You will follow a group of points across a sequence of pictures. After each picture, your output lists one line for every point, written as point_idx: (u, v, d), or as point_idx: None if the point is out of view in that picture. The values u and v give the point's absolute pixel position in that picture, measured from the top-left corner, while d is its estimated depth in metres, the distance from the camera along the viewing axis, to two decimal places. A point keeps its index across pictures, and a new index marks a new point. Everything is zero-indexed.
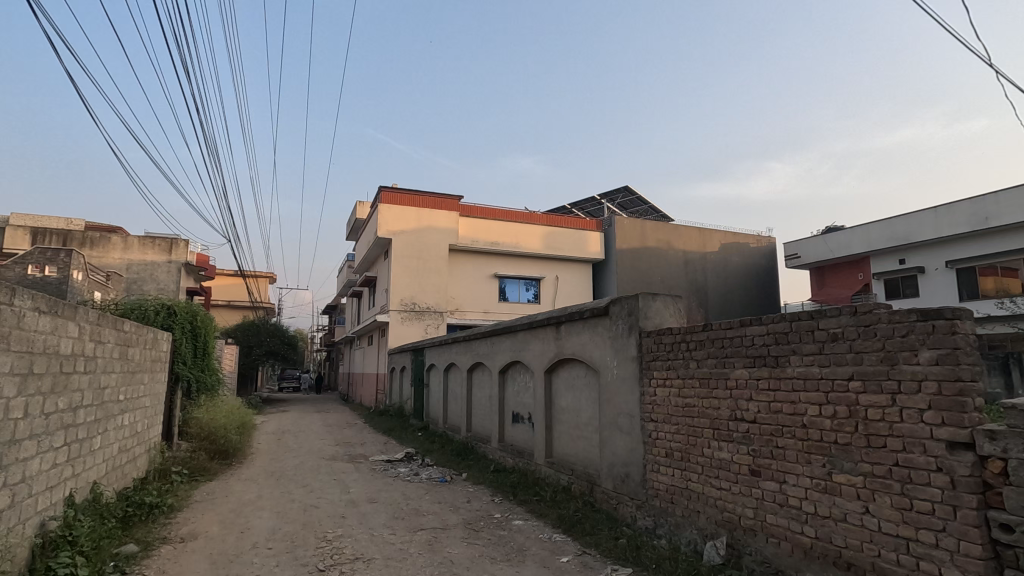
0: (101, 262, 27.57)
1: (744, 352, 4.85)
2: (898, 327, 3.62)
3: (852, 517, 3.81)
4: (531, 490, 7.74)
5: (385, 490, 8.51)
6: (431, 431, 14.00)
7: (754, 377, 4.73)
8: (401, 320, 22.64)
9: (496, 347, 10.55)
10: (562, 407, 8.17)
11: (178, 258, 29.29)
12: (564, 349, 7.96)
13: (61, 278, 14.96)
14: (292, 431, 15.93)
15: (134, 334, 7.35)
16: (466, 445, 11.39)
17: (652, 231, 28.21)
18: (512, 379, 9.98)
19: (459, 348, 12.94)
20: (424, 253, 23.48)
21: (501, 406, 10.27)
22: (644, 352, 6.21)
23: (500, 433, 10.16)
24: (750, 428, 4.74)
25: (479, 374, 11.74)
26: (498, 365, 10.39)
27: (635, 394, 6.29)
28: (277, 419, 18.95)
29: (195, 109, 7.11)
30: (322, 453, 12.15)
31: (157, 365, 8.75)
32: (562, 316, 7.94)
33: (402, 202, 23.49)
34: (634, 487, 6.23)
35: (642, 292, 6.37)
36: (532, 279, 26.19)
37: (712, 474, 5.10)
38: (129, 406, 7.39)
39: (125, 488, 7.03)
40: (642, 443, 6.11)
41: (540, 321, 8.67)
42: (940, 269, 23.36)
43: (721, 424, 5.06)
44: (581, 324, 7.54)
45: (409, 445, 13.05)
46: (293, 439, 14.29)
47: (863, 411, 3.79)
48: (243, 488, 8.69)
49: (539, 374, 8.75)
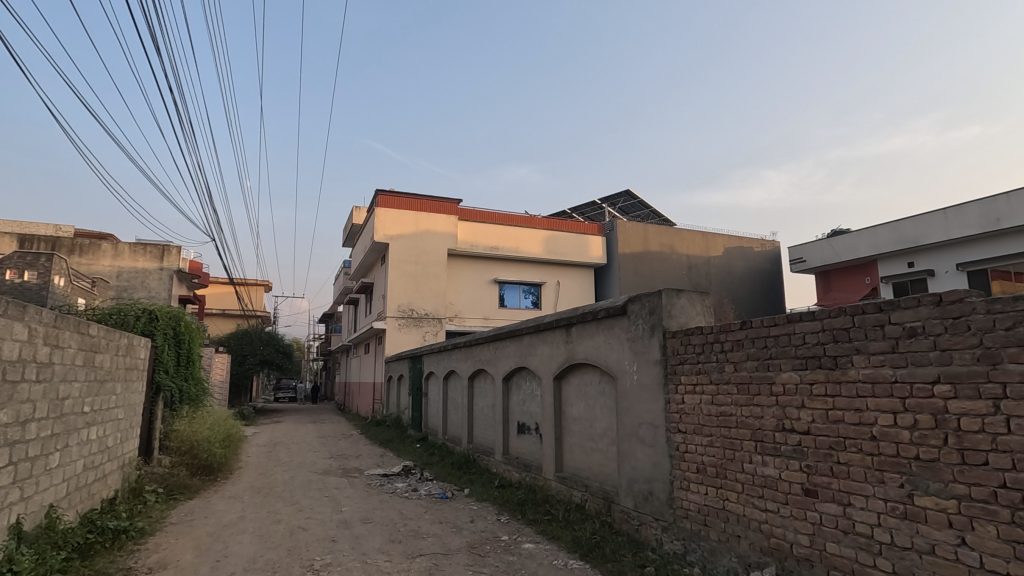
0: (90, 269, 26.92)
1: (792, 352, 4.20)
2: (1000, 319, 2.98)
3: (942, 550, 3.15)
4: (540, 509, 7.04)
5: (380, 509, 7.80)
6: (429, 443, 13.29)
7: (806, 382, 4.07)
8: (398, 327, 21.96)
9: (500, 352, 9.89)
10: (573, 417, 7.50)
11: (170, 265, 28.59)
12: (575, 354, 7.31)
13: (41, 283, 14.29)
14: (284, 443, 15.19)
15: (102, 339, 6.67)
16: (467, 458, 10.69)
17: (655, 235, 27.61)
18: (517, 387, 9.31)
19: (459, 355, 12.27)
20: (422, 258, 22.84)
21: (505, 416, 9.60)
22: (668, 354, 5.57)
23: (504, 446, 9.47)
24: (802, 440, 4.07)
25: (481, 382, 11.06)
26: (502, 372, 9.72)
27: (659, 401, 5.62)
28: (270, 430, 18.17)
29: (169, 87, 6.52)
30: (314, 467, 11.41)
31: (133, 373, 8.06)
32: (572, 317, 7.29)
33: (399, 205, 22.88)
34: (659, 506, 5.54)
35: (665, 288, 5.72)
36: (532, 285, 25.58)
37: (755, 494, 4.43)
38: (98, 418, 6.69)
39: (91, 511, 6.31)
40: (669, 457, 5.44)
41: (549, 323, 8.00)
42: (950, 272, 22.70)
43: (765, 436, 4.39)
44: (594, 325, 6.90)
45: (406, 458, 12.35)
46: (284, 451, 13.55)
47: (954, 421, 3.14)
48: (225, 508, 7.96)
49: (547, 382, 8.08)
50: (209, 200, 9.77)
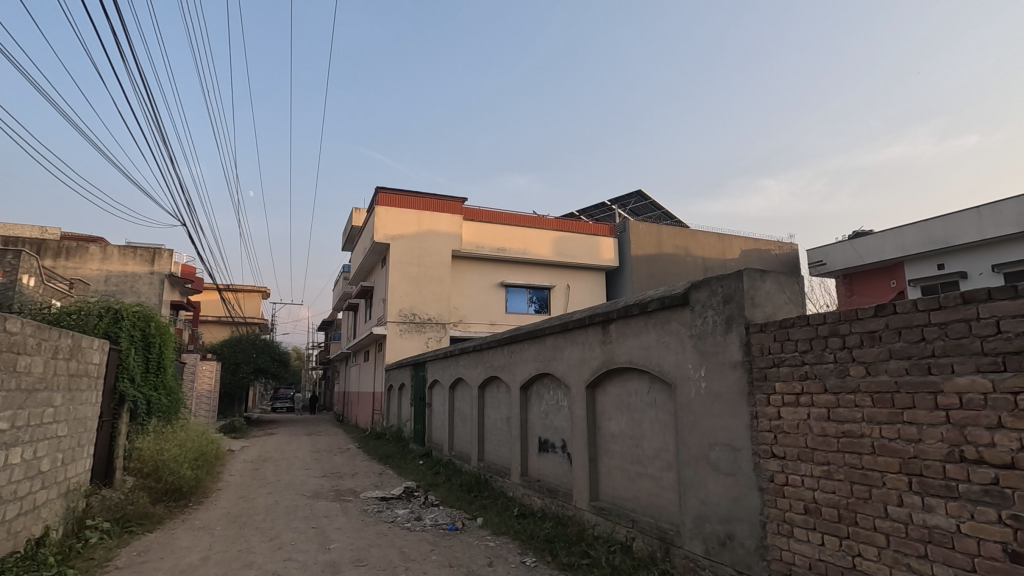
0: (77, 272, 25.62)
1: (976, 347, 2.87)
2: None
3: None
4: (575, 549, 5.69)
5: (376, 546, 6.39)
6: (434, 461, 11.90)
7: (1003, 392, 2.74)
8: (399, 332, 20.62)
9: (516, 356, 8.56)
10: (611, 434, 6.17)
11: (161, 269, 27.27)
12: (616, 358, 5.97)
13: (9, 283, 12.97)
14: (273, 458, 13.81)
15: (28, 339, 5.35)
16: (477, 478, 9.33)
17: (669, 237, 26.29)
18: (538, 397, 7.97)
19: (468, 361, 10.91)
20: (424, 260, 21.56)
21: (524, 431, 8.28)
22: (755, 353, 4.23)
23: (523, 466, 8.13)
24: (1000, 478, 2.73)
25: (493, 391, 9.73)
26: (519, 380, 8.38)
27: (743, 416, 4.28)
28: (261, 444, 16.81)
29: (105, 16, 5.17)
30: (303, 488, 10.02)
31: (82, 382, 6.73)
32: (613, 312, 5.97)
33: (401, 203, 21.62)
34: (743, 555, 4.19)
35: (746, 268, 4.40)
36: (541, 289, 24.26)
37: (910, 553, 3.09)
38: (23, 437, 5.35)
39: (7, 557, 4.94)
40: (758, 491, 4.09)
41: (580, 321, 6.68)
42: (985, 274, 21.16)
43: (928, 468, 3.04)
44: (643, 319, 5.56)
45: (408, 477, 11.00)
46: (272, 468, 12.16)
47: None
48: (189, 545, 6.58)
49: (577, 391, 6.75)
50: (178, 183, 8.40)
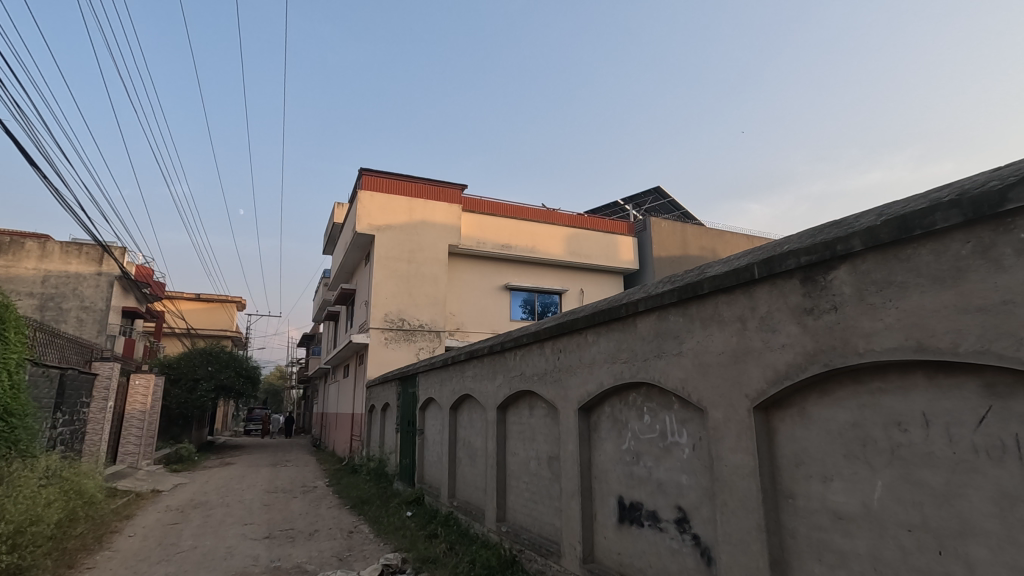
0: (9, 274, 21.99)
1: None
2: None
3: None
4: None
5: None
6: (427, 514, 8.35)
7: None
8: (383, 342, 17.18)
9: (571, 357, 5.18)
10: (838, 510, 2.78)
11: (110, 270, 23.41)
12: (862, 343, 2.63)
13: None
14: (209, 504, 10.16)
15: None
16: (499, 552, 5.87)
17: (695, 238, 23.12)
18: (616, 423, 4.60)
19: (479, 371, 7.46)
20: (416, 256, 18.18)
21: (587, 484, 4.89)
22: None
23: (585, 546, 4.74)
24: None
25: (521, 413, 6.30)
26: (577, 396, 4.99)
27: None
28: (203, 481, 13.11)
29: None
30: (224, 566, 6.38)
31: None
32: (853, 242, 2.66)
33: (387, 189, 18.31)
34: None
35: None
36: (551, 294, 20.96)
37: None
38: None
39: None
40: None
41: (735, 277, 3.33)
42: None
43: None
44: (976, 240, 2.24)
45: (390, 542, 7.42)
46: (196, 523, 8.52)
47: None
48: None
49: (726, 418, 3.38)
50: None
